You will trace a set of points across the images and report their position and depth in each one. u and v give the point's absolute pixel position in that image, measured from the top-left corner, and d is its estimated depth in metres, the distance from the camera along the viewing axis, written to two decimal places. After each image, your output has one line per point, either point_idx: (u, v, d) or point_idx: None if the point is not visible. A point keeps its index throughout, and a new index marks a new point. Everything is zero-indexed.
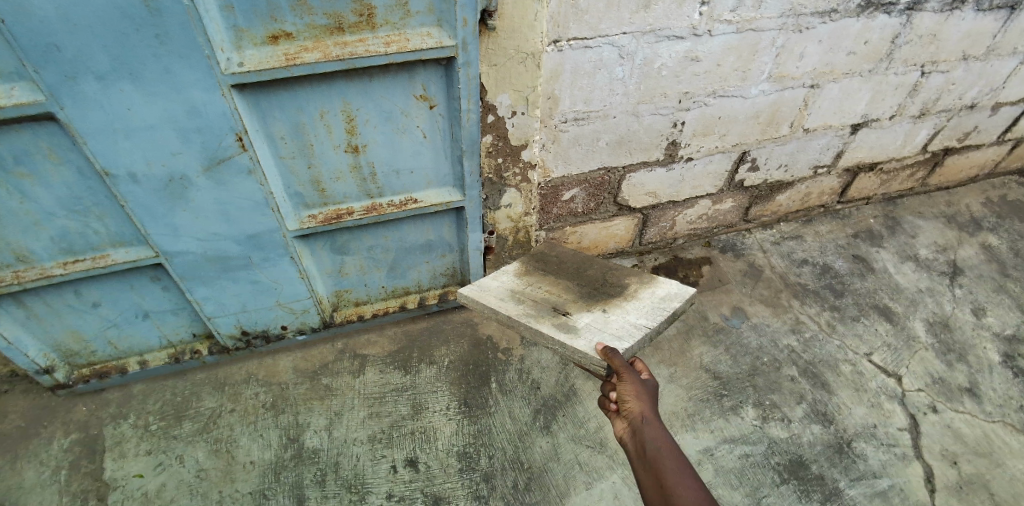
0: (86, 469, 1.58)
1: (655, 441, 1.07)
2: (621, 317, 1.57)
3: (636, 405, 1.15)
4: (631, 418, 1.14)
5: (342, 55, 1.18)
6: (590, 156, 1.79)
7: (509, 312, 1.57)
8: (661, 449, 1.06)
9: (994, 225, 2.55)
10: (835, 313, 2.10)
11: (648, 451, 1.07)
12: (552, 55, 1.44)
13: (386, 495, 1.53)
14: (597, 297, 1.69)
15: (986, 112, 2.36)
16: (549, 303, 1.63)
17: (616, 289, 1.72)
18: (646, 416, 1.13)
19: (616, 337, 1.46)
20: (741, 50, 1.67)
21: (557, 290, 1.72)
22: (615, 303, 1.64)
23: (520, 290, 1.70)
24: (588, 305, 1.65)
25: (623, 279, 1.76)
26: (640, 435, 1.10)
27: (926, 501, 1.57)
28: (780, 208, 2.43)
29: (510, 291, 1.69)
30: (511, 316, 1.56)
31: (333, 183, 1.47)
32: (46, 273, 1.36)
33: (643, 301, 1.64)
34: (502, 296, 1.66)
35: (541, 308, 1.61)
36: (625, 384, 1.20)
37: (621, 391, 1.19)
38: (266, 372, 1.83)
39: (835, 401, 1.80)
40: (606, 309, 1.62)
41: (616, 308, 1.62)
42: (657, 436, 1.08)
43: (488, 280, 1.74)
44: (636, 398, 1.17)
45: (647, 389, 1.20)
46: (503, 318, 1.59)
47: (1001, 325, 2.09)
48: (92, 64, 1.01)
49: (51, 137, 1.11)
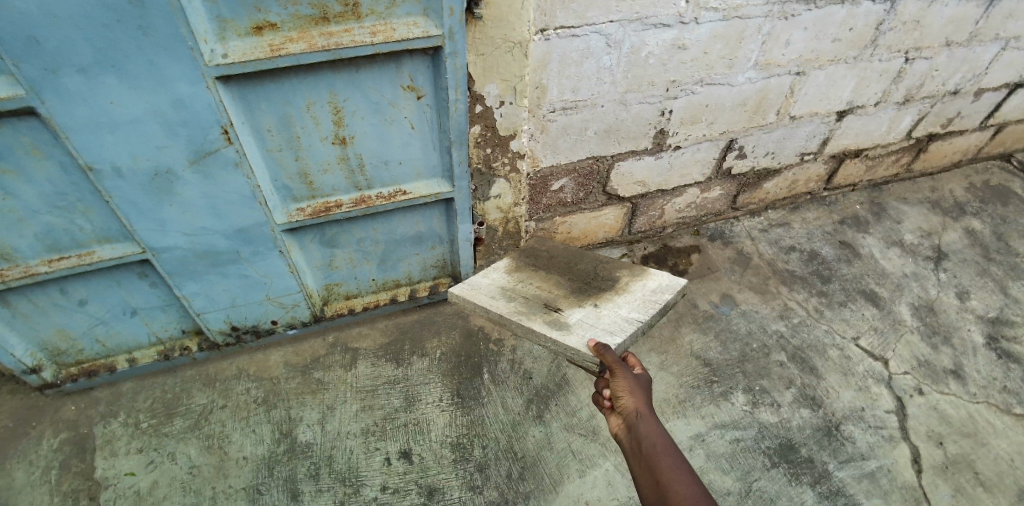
0: (77, 469, 1.57)
1: (649, 438, 1.08)
2: (613, 311, 1.59)
3: (630, 401, 1.16)
4: (626, 414, 1.15)
5: (327, 45, 1.16)
6: (578, 145, 1.79)
7: (501, 311, 1.59)
8: (655, 445, 1.06)
9: (977, 210, 2.59)
10: (822, 299, 2.13)
11: (642, 446, 1.07)
12: (539, 44, 1.43)
13: (381, 487, 1.53)
14: (588, 291, 1.70)
15: (969, 98, 2.39)
16: (540, 301, 1.65)
17: (607, 282, 1.73)
18: (640, 411, 1.14)
19: (609, 332, 1.47)
20: (728, 38, 1.67)
21: (548, 286, 1.74)
22: (606, 297, 1.66)
23: (511, 287, 1.72)
24: (580, 300, 1.66)
25: (614, 273, 1.78)
26: (634, 431, 1.11)
27: (912, 481, 1.60)
28: (768, 195, 2.45)
29: (501, 289, 1.71)
30: (502, 315, 1.57)
31: (321, 175, 1.46)
32: (31, 271, 1.34)
33: (634, 295, 1.66)
34: (492, 293, 1.69)
35: (533, 306, 1.63)
36: (619, 380, 1.21)
37: (615, 387, 1.20)
38: (257, 367, 1.82)
39: (824, 385, 1.82)
40: (597, 303, 1.63)
41: (607, 302, 1.64)
42: (651, 431, 1.09)
43: (479, 278, 1.77)
44: (630, 394, 1.18)
45: (640, 384, 1.21)
46: (494, 317, 1.60)
47: (985, 308, 2.13)
48: (75, 58, 0.99)
49: (33, 132, 1.09)
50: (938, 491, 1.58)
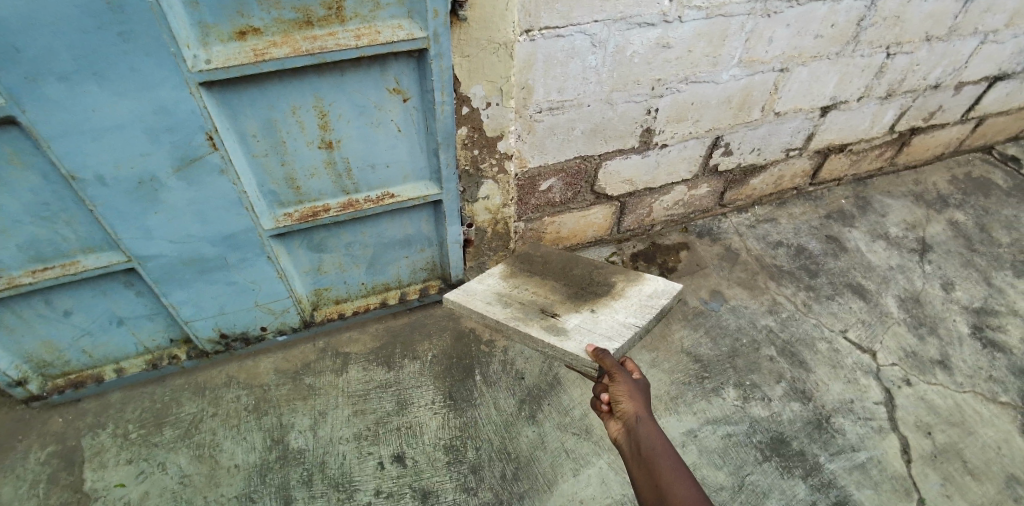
0: (66, 482, 1.55)
1: (649, 441, 1.08)
2: (609, 316, 1.60)
3: (629, 405, 1.16)
4: (626, 419, 1.15)
5: (311, 49, 1.16)
6: (566, 145, 1.79)
7: (497, 317, 1.60)
8: (655, 448, 1.07)
9: (960, 202, 2.62)
10: (810, 293, 2.15)
11: (642, 451, 1.08)
12: (524, 44, 1.44)
13: (375, 492, 1.53)
14: (585, 296, 1.72)
15: (950, 92, 2.43)
16: (537, 306, 1.66)
17: (603, 287, 1.75)
18: (640, 416, 1.14)
19: (606, 338, 1.48)
20: (711, 36, 1.68)
21: (544, 292, 1.75)
22: (603, 302, 1.67)
23: (507, 293, 1.74)
24: (576, 305, 1.67)
25: (609, 278, 1.79)
26: (634, 435, 1.11)
27: (902, 471, 1.62)
28: (754, 192, 2.47)
29: (496, 295, 1.73)
30: (498, 320, 1.58)
31: (307, 180, 1.45)
32: (14, 282, 1.32)
33: (630, 300, 1.67)
34: (488, 299, 1.71)
35: (530, 311, 1.64)
36: (618, 384, 1.21)
37: (615, 392, 1.20)
38: (246, 374, 1.80)
39: (813, 378, 1.84)
40: (594, 308, 1.65)
41: (604, 307, 1.65)
42: (650, 434, 1.10)
43: (475, 284, 1.79)
44: (630, 398, 1.18)
45: (639, 387, 1.22)
46: (491, 322, 1.61)
47: (969, 298, 2.16)
48: (54, 65, 0.98)
49: (12, 142, 1.07)
50: (927, 480, 1.60)
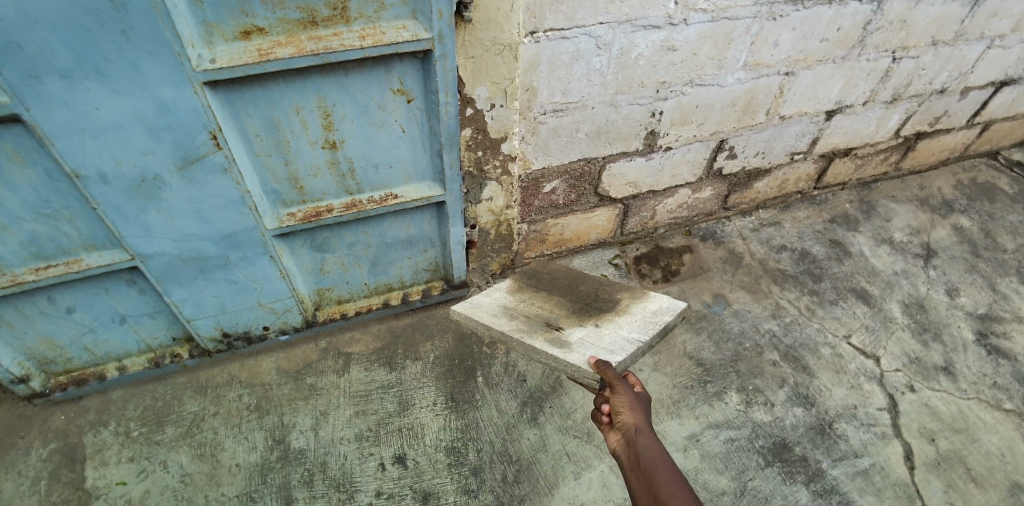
0: (66, 479, 1.55)
1: (649, 453, 1.08)
2: (614, 331, 1.59)
3: (629, 417, 1.17)
4: (626, 430, 1.16)
5: (316, 49, 1.16)
6: (569, 147, 1.79)
7: (502, 329, 1.62)
8: (654, 459, 1.06)
9: (965, 207, 2.61)
10: (814, 297, 2.14)
11: (642, 462, 1.07)
12: (529, 46, 1.43)
13: (375, 493, 1.52)
14: (591, 311, 1.72)
15: (956, 96, 2.42)
16: (542, 319, 1.67)
17: (608, 303, 1.75)
18: (640, 427, 1.15)
19: (608, 351, 1.47)
20: (717, 39, 1.68)
21: (549, 306, 1.76)
22: (608, 317, 1.67)
23: (512, 306, 1.76)
24: (582, 319, 1.68)
25: (615, 294, 1.79)
26: (634, 447, 1.11)
27: (905, 477, 1.61)
28: (758, 195, 2.46)
29: (502, 308, 1.75)
30: (503, 332, 1.60)
31: (310, 179, 1.45)
32: (17, 280, 1.33)
33: (635, 316, 1.66)
34: (494, 312, 1.73)
35: (534, 324, 1.65)
36: (619, 395, 1.22)
37: (616, 403, 1.21)
38: (249, 373, 1.80)
39: (816, 383, 1.83)
40: (599, 323, 1.64)
41: (609, 322, 1.65)
42: (650, 447, 1.09)
43: (481, 298, 1.81)
44: (630, 409, 1.19)
45: (639, 401, 1.23)
46: (496, 334, 1.63)
47: (974, 304, 2.14)
48: (55, 62, 0.98)
49: (15, 139, 1.08)
50: (930, 487, 1.59)
